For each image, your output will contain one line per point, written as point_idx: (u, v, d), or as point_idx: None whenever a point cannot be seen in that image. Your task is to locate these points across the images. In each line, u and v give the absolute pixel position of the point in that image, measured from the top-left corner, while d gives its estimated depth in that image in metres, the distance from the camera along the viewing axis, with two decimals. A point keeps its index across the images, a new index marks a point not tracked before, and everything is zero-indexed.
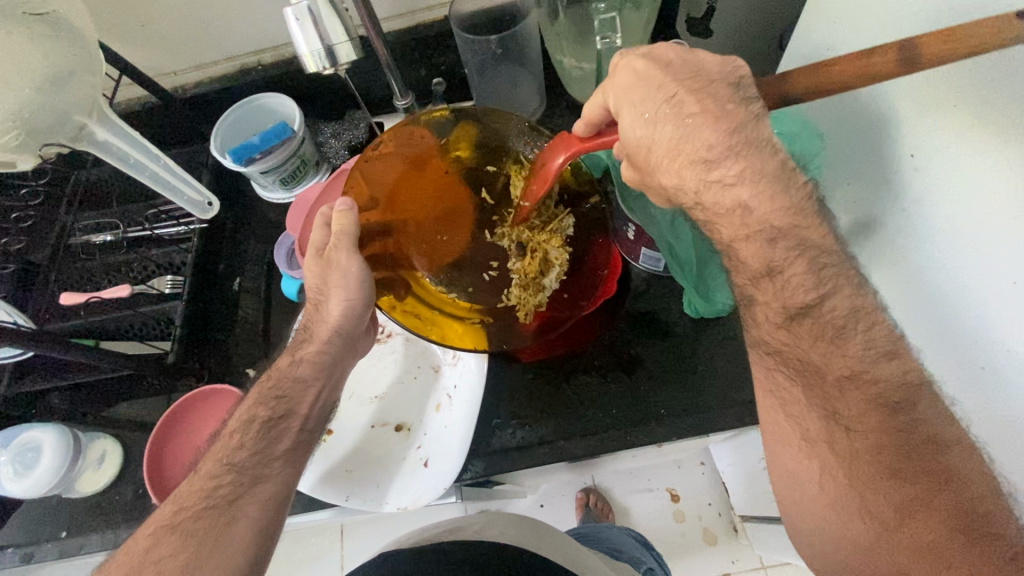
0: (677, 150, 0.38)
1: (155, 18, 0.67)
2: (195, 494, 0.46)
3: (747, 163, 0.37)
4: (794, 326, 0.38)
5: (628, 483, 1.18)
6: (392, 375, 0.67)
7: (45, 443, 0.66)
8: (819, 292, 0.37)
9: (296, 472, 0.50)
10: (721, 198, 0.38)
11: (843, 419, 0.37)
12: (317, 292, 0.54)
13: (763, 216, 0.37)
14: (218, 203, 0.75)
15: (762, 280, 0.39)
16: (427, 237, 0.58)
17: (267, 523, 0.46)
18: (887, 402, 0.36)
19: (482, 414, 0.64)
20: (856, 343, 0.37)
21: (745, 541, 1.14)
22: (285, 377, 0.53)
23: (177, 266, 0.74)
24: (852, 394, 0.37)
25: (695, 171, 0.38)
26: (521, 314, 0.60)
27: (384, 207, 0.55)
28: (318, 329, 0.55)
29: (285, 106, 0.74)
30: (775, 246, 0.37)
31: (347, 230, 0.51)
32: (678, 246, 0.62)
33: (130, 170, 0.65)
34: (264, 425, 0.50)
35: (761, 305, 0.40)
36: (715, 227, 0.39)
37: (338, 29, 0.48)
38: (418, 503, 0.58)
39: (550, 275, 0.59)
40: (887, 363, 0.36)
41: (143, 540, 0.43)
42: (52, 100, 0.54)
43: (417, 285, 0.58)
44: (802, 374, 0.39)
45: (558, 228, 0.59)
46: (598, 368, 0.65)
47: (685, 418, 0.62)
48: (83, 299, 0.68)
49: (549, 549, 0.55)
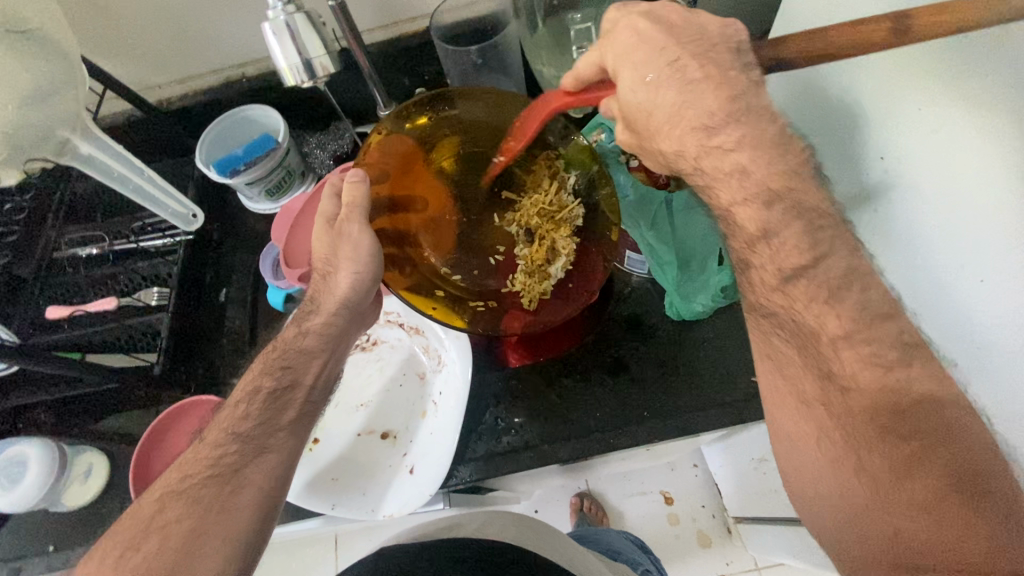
0: (677, 117, 0.39)
1: (138, 32, 0.68)
2: (201, 462, 0.47)
3: (744, 130, 0.37)
4: (788, 287, 0.38)
5: (622, 488, 1.19)
6: (378, 384, 0.67)
7: (30, 458, 0.65)
8: (815, 254, 0.37)
9: (302, 440, 0.51)
10: (720, 163, 0.39)
11: (838, 377, 0.37)
12: (327, 263, 0.53)
13: (761, 180, 0.37)
14: (202, 215, 0.75)
15: (758, 244, 0.39)
16: (435, 220, 0.60)
17: (265, 506, 0.47)
18: (884, 360, 0.36)
19: (466, 420, 0.64)
20: (850, 305, 0.36)
21: (739, 543, 1.14)
22: (292, 347, 0.53)
23: (162, 278, 0.74)
24: (846, 354, 0.36)
25: (695, 137, 0.39)
26: (525, 301, 0.59)
27: (392, 186, 0.56)
28: (326, 300, 0.54)
29: (269, 118, 0.74)
30: (771, 209, 0.37)
31: (357, 200, 0.50)
32: (658, 249, 0.64)
33: (115, 183, 0.65)
34: (270, 395, 0.50)
35: (756, 268, 0.40)
36: (714, 191, 0.40)
37: (316, 43, 0.49)
38: (403, 510, 0.58)
39: (556, 263, 0.59)
40: (881, 323, 0.36)
41: (151, 504, 0.46)
42: (37, 115, 0.54)
43: (425, 266, 0.58)
44: (796, 337, 0.40)
45: (568, 218, 0.59)
46: (581, 372, 0.66)
47: (665, 421, 0.62)
48: (70, 312, 0.69)
49: (546, 548, 0.54)
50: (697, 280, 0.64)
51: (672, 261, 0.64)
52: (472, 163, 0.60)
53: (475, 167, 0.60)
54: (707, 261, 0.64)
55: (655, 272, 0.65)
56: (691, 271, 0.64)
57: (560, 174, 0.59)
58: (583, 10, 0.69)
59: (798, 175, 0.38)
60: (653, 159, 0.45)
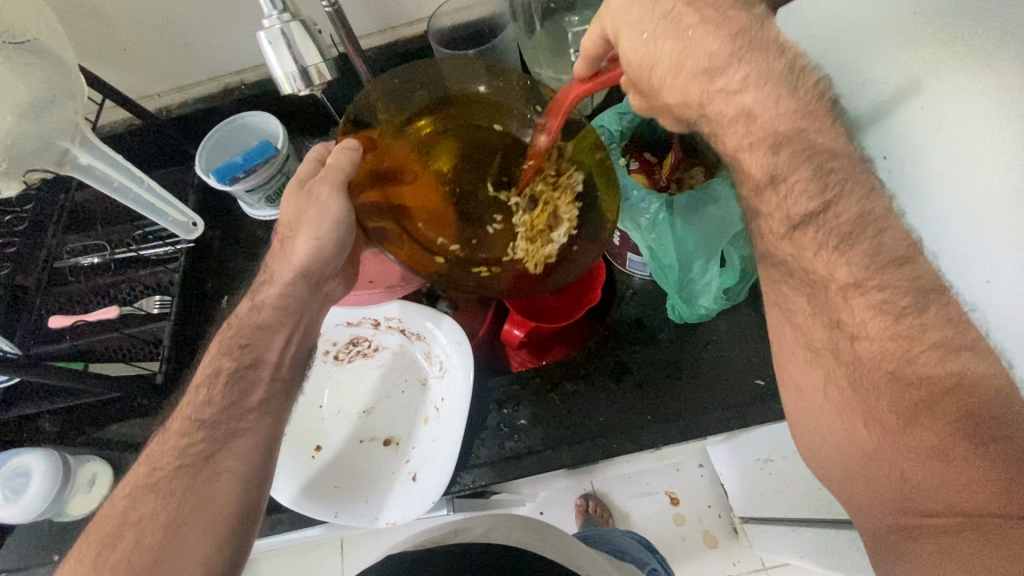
0: (681, 64, 0.39)
1: (135, 40, 0.67)
2: (169, 453, 0.47)
3: (752, 68, 0.38)
4: (796, 235, 0.36)
5: (627, 489, 1.18)
6: (379, 391, 0.67)
7: (34, 468, 0.65)
8: (825, 198, 0.35)
9: (276, 421, 0.51)
10: (723, 108, 0.39)
11: (847, 325, 0.34)
12: (290, 228, 0.53)
13: (768, 121, 0.37)
14: (202, 223, 0.75)
15: (767, 190, 0.38)
16: (423, 185, 0.50)
17: (246, 505, 0.46)
18: (896, 306, 0.32)
19: (470, 426, 0.64)
20: (866, 248, 0.34)
21: (746, 543, 1.14)
22: (246, 324, 0.53)
23: (165, 286, 0.74)
24: (856, 302, 0.34)
25: (699, 83, 0.39)
26: (528, 266, 0.54)
27: (378, 157, 0.50)
28: (282, 270, 0.53)
29: (269, 123, 0.74)
30: (779, 151, 0.37)
31: (341, 170, 0.49)
32: (660, 252, 0.59)
33: (114, 192, 0.65)
34: (231, 376, 0.50)
35: (764, 217, 0.39)
36: (719, 139, 0.40)
37: (312, 50, 0.49)
38: (407, 517, 0.58)
39: (559, 229, 0.53)
40: (896, 269, 0.33)
41: (123, 499, 0.45)
42: (32, 128, 0.54)
43: (417, 235, 0.50)
44: (806, 286, 0.37)
45: (570, 181, 0.52)
46: (584, 376, 0.65)
47: (669, 425, 0.62)
48: (72, 323, 0.69)
49: (552, 549, 0.54)
50: (698, 283, 0.61)
51: (673, 266, 0.59)
52: (460, 134, 0.52)
53: (466, 138, 0.52)
54: (709, 263, 0.59)
55: (657, 274, 0.62)
56: (693, 273, 0.60)
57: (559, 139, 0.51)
58: (580, 12, 0.69)
59: (810, 115, 0.37)
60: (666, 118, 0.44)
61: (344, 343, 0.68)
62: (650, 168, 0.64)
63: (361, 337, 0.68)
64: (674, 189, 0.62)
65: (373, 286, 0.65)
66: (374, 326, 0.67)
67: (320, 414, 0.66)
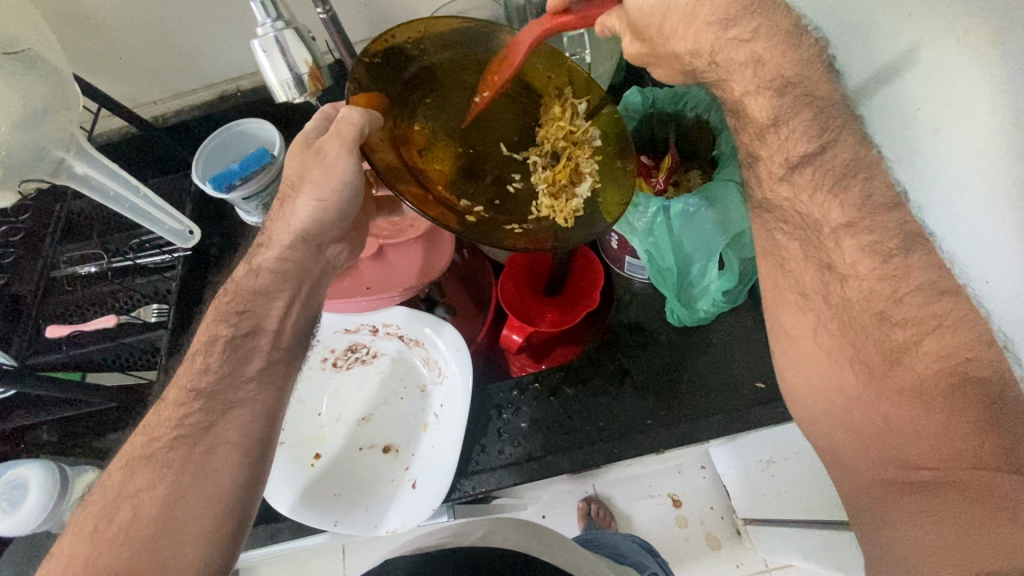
0: (692, 15, 0.39)
1: (130, 49, 0.67)
2: (166, 424, 0.47)
3: (760, 20, 0.38)
4: (794, 176, 0.37)
5: (628, 490, 1.18)
6: (377, 399, 0.66)
7: (30, 480, 0.64)
8: (822, 141, 0.36)
9: (272, 390, 0.51)
10: (734, 54, 0.38)
11: (837, 268, 0.36)
12: (291, 186, 0.50)
13: (774, 69, 0.37)
14: (198, 231, 0.74)
15: (767, 134, 0.38)
16: (441, 141, 0.50)
17: (250, 474, 0.46)
18: (885, 248, 0.34)
19: (469, 432, 0.63)
20: (855, 194, 0.35)
21: (749, 544, 1.13)
22: (243, 288, 0.51)
23: (162, 294, 0.74)
24: (847, 243, 0.35)
25: (711, 33, 0.38)
26: (560, 221, 0.51)
27: (392, 122, 0.47)
28: (279, 231, 0.51)
29: (264, 130, 0.73)
30: (782, 95, 0.37)
31: (353, 125, 0.45)
32: (658, 256, 0.59)
33: (109, 203, 0.64)
34: (228, 344, 0.50)
35: (762, 162, 0.39)
36: (726, 84, 0.39)
37: (306, 57, 0.49)
38: (408, 525, 0.58)
39: (583, 184, 0.52)
40: (884, 212, 0.35)
41: (119, 472, 0.45)
42: (25, 139, 0.53)
43: (442, 193, 0.48)
44: (801, 230, 0.37)
45: (586, 137, 0.53)
46: (584, 380, 0.65)
47: (670, 428, 0.62)
48: (70, 332, 0.69)
49: (552, 553, 0.53)
50: (694, 287, 0.61)
51: (671, 269, 0.59)
52: (471, 101, 0.51)
53: (474, 102, 0.51)
54: (708, 265, 0.59)
55: (656, 277, 0.62)
56: (692, 276, 0.60)
57: (572, 101, 0.53)
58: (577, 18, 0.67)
59: (810, 66, 0.38)
60: (670, 65, 0.43)
61: (342, 350, 0.68)
62: (648, 172, 0.63)
63: (360, 344, 0.68)
64: (672, 191, 0.60)
65: (369, 292, 0.63)
66: (372, 332, 0.67)
67: (318, 421, 0.66)
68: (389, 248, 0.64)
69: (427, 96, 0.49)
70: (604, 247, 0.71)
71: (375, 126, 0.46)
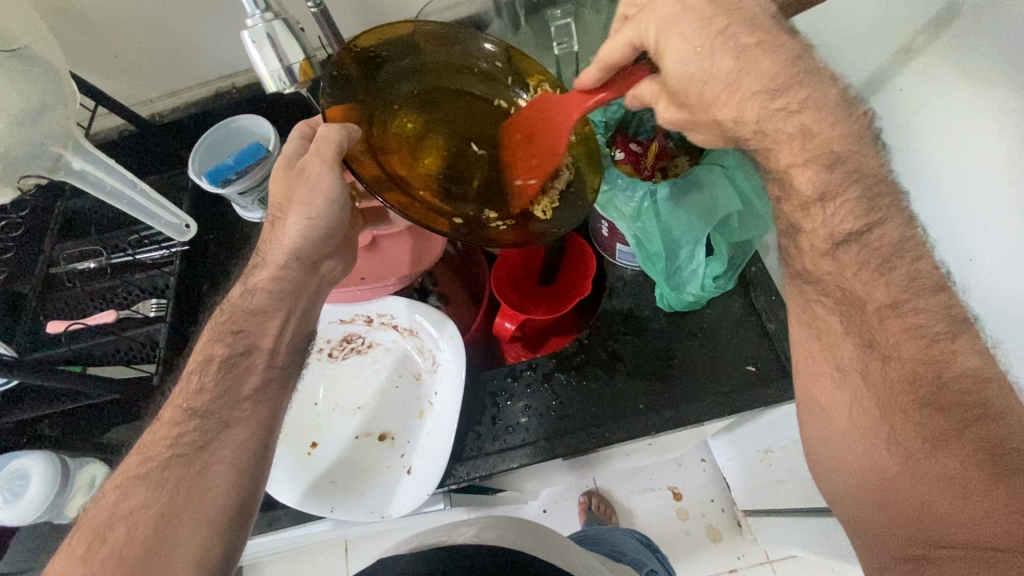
0: (736, 83, 0.37)
1: (127, 47, 0.69)
2: (161, 443, 0.47)
3: (809, 91, 0.36)
4: (839, 254, 0.36)
5: (628, 484, 1.19)
6: (373, 389, 0.67)
7: (33, 470, 0.65)
8: (869, 220, 0.35)
9: (268, 409, 0.52)
10: (783, 125, 0.36)
11: (880, 345, 0.35)
12: (279, 210, 0.52)
13: (825, 141, 0.35)
14: (194, 225, 0.76)
15: (812, 207, 0.36)
16: (418, 144, 0.50)
17: (243, 494, 0.47)
18: (929, 332, 0.33)
19: (465, 418, 0.64)
20: (900, 275, 0.34)
21: (750, 536, 1.12)
22: (239, 309, 0.53)
23: (161, 289, 0.75)
24: (893, 324, 0.34)
25: (758, 102, 0.37)
26: (539, 212, 0.52)
27: (368, 131, 0.48)
28: (273, 252, 0.53)
29: (259, 126, 0.75)
30: (832, 171, 0.35)
31: (331, 142, 0.45)
32: (647, 240, 0.60)
33: (109, 198, 0.66)
34: (224, 363, 0.51)
35: (807, 234, 0.37)
36: (772, 153, 0.37)
37: (295, 49, 0.50)
38: (403, 510, 0.59)
39: (562, 176, 0.53)
40: (931, 297, 0.33)
41: (113, 492, 0.45)
42: (24, 136, 0.54)
43: (427, 196, 0.49)
44: (843, 305, 0.37)
45: None
46: (577, 365, 0.65)
47: (660, 412, 0.62)
48: (66, 327, 0.69)
49: (547, 551, 0.52)
50: (683, 268, 0.62)
51: (660, 252, 0.61)
52: (449, 99, 0.53)
53: (449, 105, 0.52)
54: (696, 249, 0.61)
55: (645, 263, 0.63)
56: (679, 261, 0.62)
57: None
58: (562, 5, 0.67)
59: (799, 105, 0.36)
60: (709, 128, 0.41)
61: (338, 340, 0.68)
62: (636, 159, 0.63)
63: (355, 334, 0.69)
64: (660, 177, 0.62)
65: (363, 283, 0.66)
66: (366, 323, 0.68)
67: (316, 410, 0.66)
68: (382, 239, 0.66)
69: (398, 101, 0.50)
70: (598, 236, 0.72)
71: (353, 138, 0.46)
